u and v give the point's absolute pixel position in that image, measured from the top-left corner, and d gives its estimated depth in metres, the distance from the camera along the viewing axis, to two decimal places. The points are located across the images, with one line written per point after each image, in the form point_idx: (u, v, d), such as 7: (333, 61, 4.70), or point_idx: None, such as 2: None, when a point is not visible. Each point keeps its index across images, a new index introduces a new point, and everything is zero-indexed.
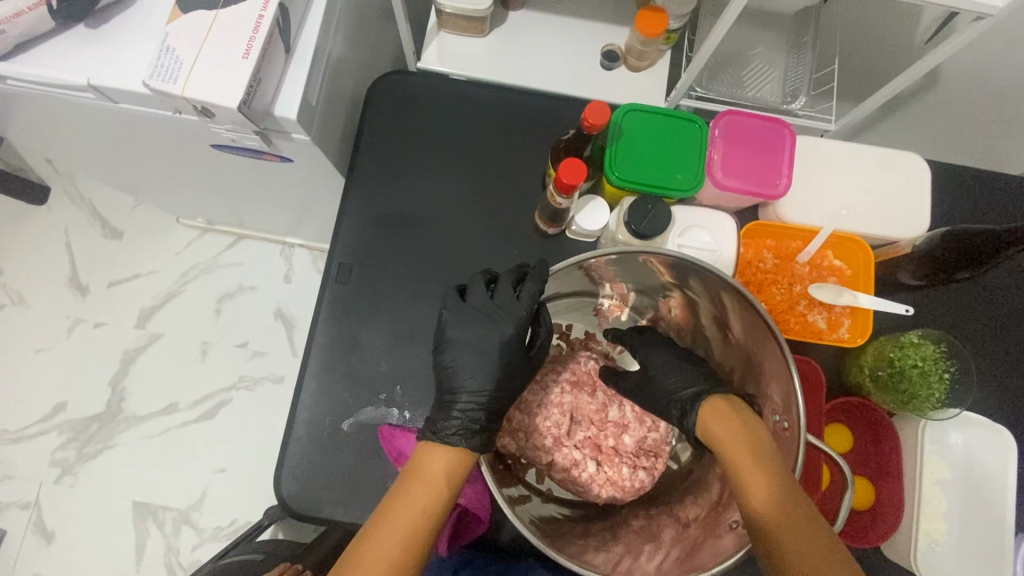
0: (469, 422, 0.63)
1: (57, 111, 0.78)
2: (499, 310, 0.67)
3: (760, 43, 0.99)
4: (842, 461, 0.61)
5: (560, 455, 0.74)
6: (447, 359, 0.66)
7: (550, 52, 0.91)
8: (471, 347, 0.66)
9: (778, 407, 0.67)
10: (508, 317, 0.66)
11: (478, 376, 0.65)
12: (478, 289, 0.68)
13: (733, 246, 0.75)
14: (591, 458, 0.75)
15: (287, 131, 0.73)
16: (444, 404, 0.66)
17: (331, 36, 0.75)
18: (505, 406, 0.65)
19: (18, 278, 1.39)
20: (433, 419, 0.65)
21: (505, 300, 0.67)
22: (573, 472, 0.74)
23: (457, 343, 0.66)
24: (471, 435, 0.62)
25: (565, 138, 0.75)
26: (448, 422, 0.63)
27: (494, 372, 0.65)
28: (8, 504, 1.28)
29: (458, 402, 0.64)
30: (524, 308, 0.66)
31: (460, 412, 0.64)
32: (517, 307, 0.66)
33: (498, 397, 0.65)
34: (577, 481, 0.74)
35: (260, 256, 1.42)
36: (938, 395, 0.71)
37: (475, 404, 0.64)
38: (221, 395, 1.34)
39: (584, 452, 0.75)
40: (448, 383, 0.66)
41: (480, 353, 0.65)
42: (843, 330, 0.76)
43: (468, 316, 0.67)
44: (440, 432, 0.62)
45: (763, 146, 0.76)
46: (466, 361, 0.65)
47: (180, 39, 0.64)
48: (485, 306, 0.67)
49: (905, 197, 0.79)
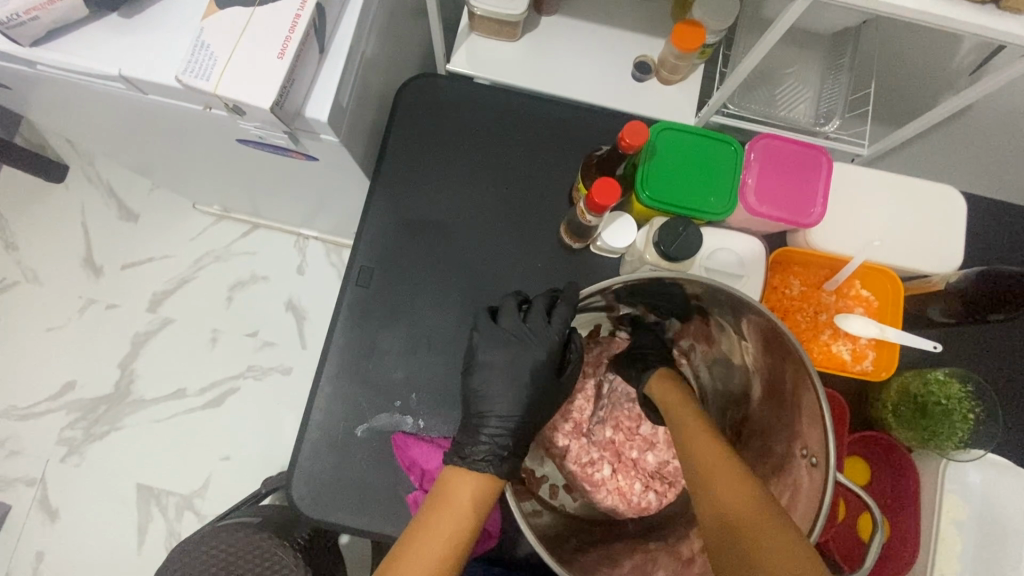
0: (497, 448, 0.64)
1: (85, 96, 0.77)
2: (532, 334, 0.68)
3: (796, 61, 0.96)
4: (875, 506, 0.55)
5: (576, 446, 0.78)
6: (478, 381, 0.68)
7: (582, 58, 0.89)
8: (502, 371, 0.67)
9: (807, 442, 0.63)
10: (541, 343, 0.67)
11: (508, 401, 0.66)
12: (510, 312, 0.69)
13: (761, 274, 0.74)
14: (607, 461, 0.78)
15: (315, 132, 0.72)
16: (471, 427, 0.67)
17: (365, 35, 0.74)
18: (530, 433, 0.67)
19: (33, 255, 1.39)
20: (461, 443, 0.66)
21: (537, 324, 0.68)
22: (586, 469, 0.77)
23: (488, 366, 0.68)
24: (499, 461, 0.64)
25: (598, 154, 0.74)
26: (477, 447, 0.64)
27: (524, 398, 0.67)
28: (14, 480, 1.29)
29: (486, 426, 0.66)
30: (556, 332, 0.67)
31: (487, 437, 0.65)
32: (550, 333, 0.67)
33: (524, 422, 0.66)
34: (588, 477, 0.77)
35: (274, 246, 1.42)
36: (961, 434, 0.71)
37: (503, 430, 0.65)
38: (229, 383, 1.34)
39: (602, 454, 0.78)
40: (477, 406, 0.67)
41: (510, 377, 0.67)
42: (868, 362, 0.75)
43: (498, 339, 0.68)
44: (468, 457, 0.64)
45: (799, 173, 0.74)
46: (496, 385, 0.67)
47: (215, 35, 0.64)
48: (517, 329, 0.68)
49: (942, 233, 0.78)
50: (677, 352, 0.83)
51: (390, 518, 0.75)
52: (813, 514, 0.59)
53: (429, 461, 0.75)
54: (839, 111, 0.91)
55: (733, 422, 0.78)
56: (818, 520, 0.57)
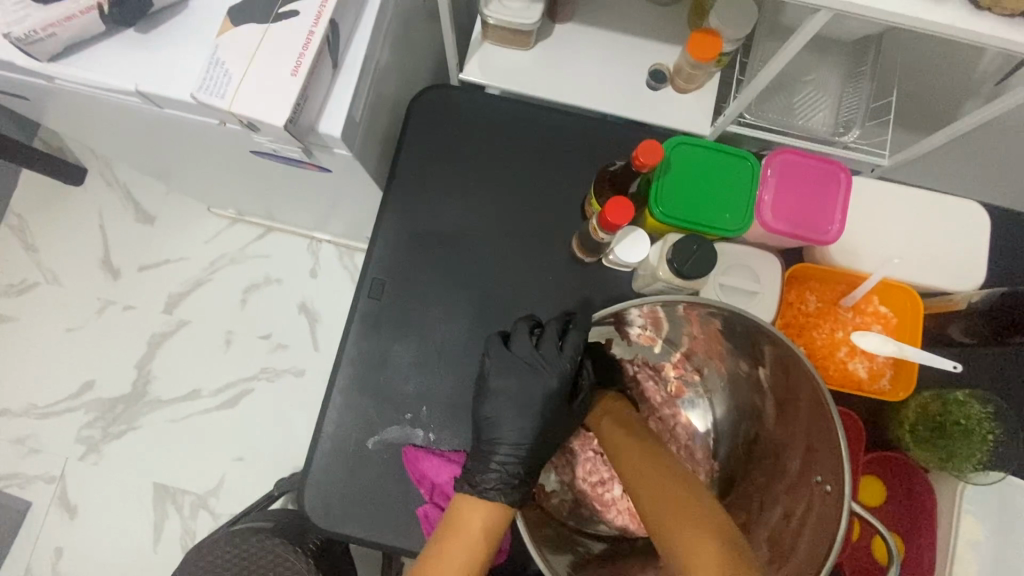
0: (508, 476, 0.65)
1: (102, 107, 0.78)
2: (544, 361, 0.68)
3: (815, 68, 0.94)
4: (889, 534, 0.56)
5: (588, 465, 0.77)
6: (488, 409, 0.68)
7: (596, 66, 0.88)
8: (512, 398, 0.68)
9: (818, 468, 0.63)
10: (552, 370, 0.68)
11: (519, 429, 0.67)
12: (522, 337, 0.70)
13: (778, 291, 0.73)
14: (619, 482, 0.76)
15: (329, 146, 0.72)
16: (482, 454, 0.67)
17: (378, 47, 0.73)
18: (541, 460, 0.67)
19: (53, 257, 1.41)
20: (472, 470, 0.67)
21: (549, 350, 0.69)
22: (598, 488, 0.76)
23: (498, 392, 0.68)
24: (510, 489, 0.64)
25: (611, 169, 0.73)
26: (486, 475, 0.65)
27: (534, 426, 0.67)
28: (34, 477, 1.31)
29: (496, 454, 0.66)
30: (568, 360, 0.68)
31: (498, 465, 0.65)
32: (562, 360, 0.68)
33: (534, 451, 0.67)
34: (598, 497, 0.76)
35: (287, 249, 1.43)
36: (979, 456, 0.71)
37: (513, 458, 0.66)
38: (243, 384, 1.36)
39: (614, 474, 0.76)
40: (488, 433, 0.68)
41: (521, 405, 0.68)
42: (885, 381, 0.74)
43: (510, 364, 0.69)
44: (479, 485, 0.64)
45: (817, 190, 0.73)
46: (506, 413, 0.67)
47: (229, 51, 0.64)
48: (529, 355, 0.69)
49: (965, 250, 0.76)
50: (689, 367, 0.80)
51: (401, 529, 0.76)
52: (826, 541, 0.59)
53: (439, 475, 0.75)
54: (859, 120, 0.90)
55: (743, 444, 0.76)
56: (833, 546, 0.57)
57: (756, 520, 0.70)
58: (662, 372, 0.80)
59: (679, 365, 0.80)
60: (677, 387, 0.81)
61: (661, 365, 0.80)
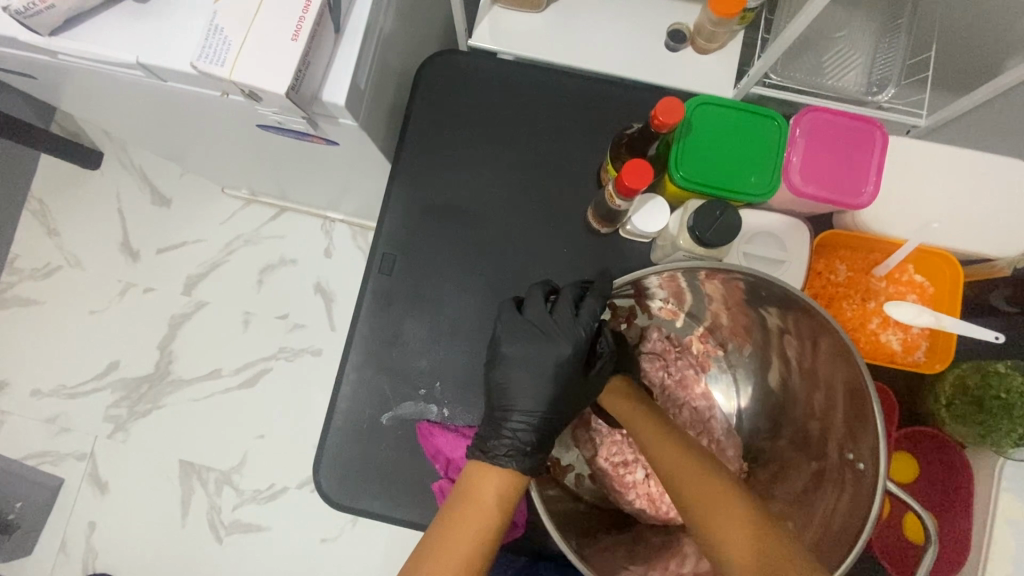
0: (519, 443, 0.64)
1: (107, 84, 0.77)
2: (558, 328, 0.67)
3: (846, 24, 0.88)
4: (925, 513, 0.54)
5: (609, 442, 0.74)
6: (500, 375, 0.67)
7: (611, 26, 0.83)
8: (525, 365, 0.66)
9: (851, 445, 0.61)
10: (566, 337, 0.66)
11: (533, 396, 0.65)
12: (536, 302, 0.68)
13: (806, 261, 0.69)
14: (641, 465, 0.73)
15: (334, 116, 0.70)
16: (494, 421, 0.66)
17: (382, 12, 0.70)
18: (555, 429, 0.66)
19: (74, 240, 1.43)
20: (484, 437, 0.66)
21: (564, 317, 0.67)
22: (619, 471, 0.73)
23: (510, 358, 0.67)
24: (522, 456, 0.64)
25: (628, 132, 0.70)
26: (499, 441, 0.64)
27: (549, 392, 0.66)
28: (66, 454, 1.35)
29: (509, 420, 0.65)
30: (582, 327, 0.66)
31: (510, 431, 0.65)
32: (576, 327, 0.66)
33: (548, 418, 0.66)
34: (620, 479, 0.73)
35: (301, 229, 1.42)
36: (1021, 431, 0.67)
37: (526, 424, 0.65)
38: (262, 364, 1.37)
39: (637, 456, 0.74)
40: (499, 399, 0.67)
41: (533, 371, 0.66)
42: (919, 353, 0.71)
43: (522, 330, 0.67)
44: (490, 452, 0.64)
45: (848, 149, 0.69)
46: (520, 378, 0.66)
47: (229, 18, 0.62)
48: (542, 320, 0.67)
49: (1011, 215, 0.72)
50: (713, 342, 0.77)
51: (415, 503, 0.75)
52: (859, 520, 0.57)
53: (454, 451, 0.74)
54: (895, 78, 0.84)
55: (768, 416, 0.74)
56: (866, 523, 0.55)
57: (779, 497, 0.69)
58: (686, 349, 0.77)
59: (704, 340, 0.77)
60: (701, 361, 0.77)
61: (684, 339, 0.77)
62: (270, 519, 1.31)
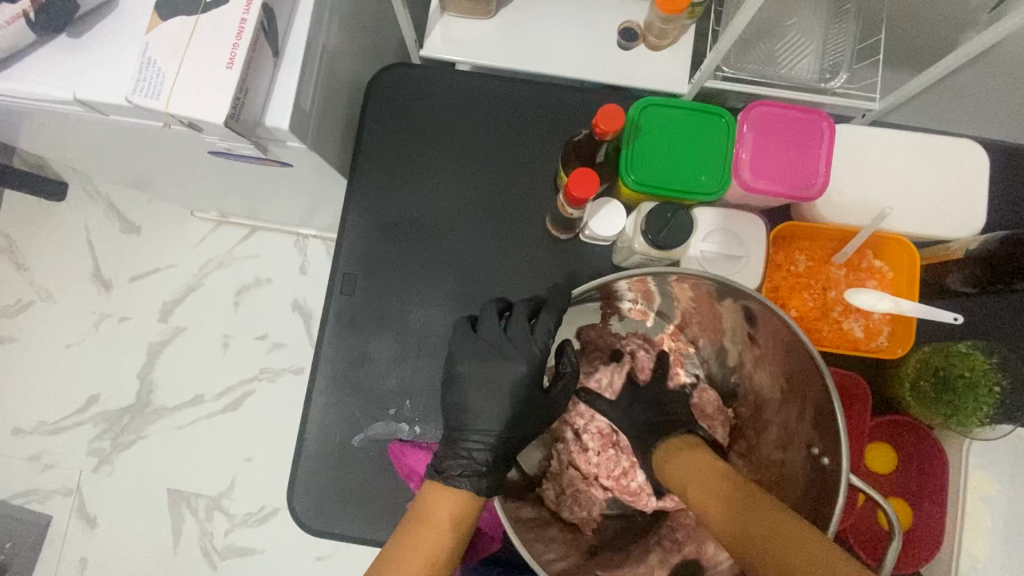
0: (474, 463, 0.65)
1: (53, 120, 0.75)
2: (512, 345, 0.67)
3: (797, 11, 0.88)
4: (888, 506, 0.55)
5: (604, 458, 0.75)
6: (457, 395, 0.67)
7: (561, 28, 0.82)
8: (480, 385, 0.66)
9: (815, 440, 0.62)
10: (520, 355, 0.66)
11: (489, 416, 0.66)
12: (490, 319, 0.68)
13: (762, 256, 0.69)
14: (639, 466, 0.75)
15: (282, 140, 0.69)
16: (451, 440, 0.67)
17: (324, 30, 0.69)
18: (512, 448, 0.66)
19: (45, 274, 1.41)
20: (439, 457, 0.66)
21: (519, 334, 0.67)
22: (623, 480, 0.74)
23: (465, 378, 0.67)
24: (477, 476, 0.64)
25: (576, 139, 0.71)
26: (454, 461, 0.64)
27: (505, 410, 0.66)
28: (51, 491, 1.33)
29: (465, 440, 0.65)
30: (538, 345, 0.66)
31: (466, 451, 0.65)
32: (531, 344, 0.66)
33: (506, 438, 0.66)
34: (626, 488, 0.74)
35: (275, 248, 1.41)
36: (986, 410, 0.67)
37: (482, 444, 0.65)
38: (244, 386, 1.36)
39: (632, 461, 0.75)
40: (456, 418, 0.67)
41: (489, 390, 0.66)
42: (882, 338, 0.71)
43: (477, 347, 0.67)
44: (444, 472, 0.64)
45: (797, 142, 0.69)
46: (475, 399, 0.66)
47: (162, 49, 0.60)
48: (495, 338, 0.67)
49: (963, 195, 0.72)
50: (685, 339, 0.77)
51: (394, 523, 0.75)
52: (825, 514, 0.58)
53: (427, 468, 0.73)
54: (845, 63, 0.85)
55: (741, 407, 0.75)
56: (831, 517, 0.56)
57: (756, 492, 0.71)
58: (658, 346, 0.77)
59: (676, 336, 0.77)
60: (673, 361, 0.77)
61: (656, 338, 0.77)
62: (262, 541, 1.31)
